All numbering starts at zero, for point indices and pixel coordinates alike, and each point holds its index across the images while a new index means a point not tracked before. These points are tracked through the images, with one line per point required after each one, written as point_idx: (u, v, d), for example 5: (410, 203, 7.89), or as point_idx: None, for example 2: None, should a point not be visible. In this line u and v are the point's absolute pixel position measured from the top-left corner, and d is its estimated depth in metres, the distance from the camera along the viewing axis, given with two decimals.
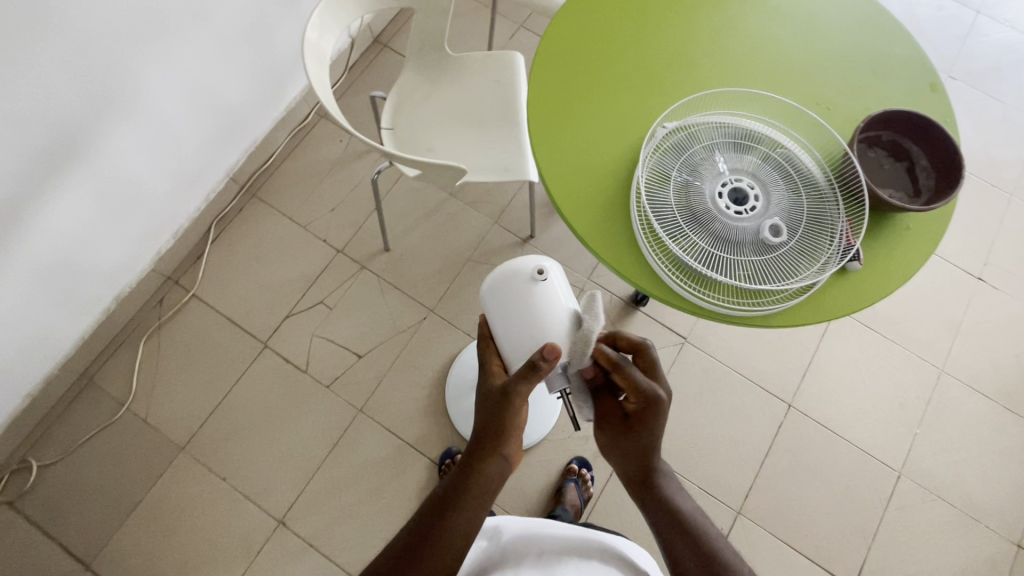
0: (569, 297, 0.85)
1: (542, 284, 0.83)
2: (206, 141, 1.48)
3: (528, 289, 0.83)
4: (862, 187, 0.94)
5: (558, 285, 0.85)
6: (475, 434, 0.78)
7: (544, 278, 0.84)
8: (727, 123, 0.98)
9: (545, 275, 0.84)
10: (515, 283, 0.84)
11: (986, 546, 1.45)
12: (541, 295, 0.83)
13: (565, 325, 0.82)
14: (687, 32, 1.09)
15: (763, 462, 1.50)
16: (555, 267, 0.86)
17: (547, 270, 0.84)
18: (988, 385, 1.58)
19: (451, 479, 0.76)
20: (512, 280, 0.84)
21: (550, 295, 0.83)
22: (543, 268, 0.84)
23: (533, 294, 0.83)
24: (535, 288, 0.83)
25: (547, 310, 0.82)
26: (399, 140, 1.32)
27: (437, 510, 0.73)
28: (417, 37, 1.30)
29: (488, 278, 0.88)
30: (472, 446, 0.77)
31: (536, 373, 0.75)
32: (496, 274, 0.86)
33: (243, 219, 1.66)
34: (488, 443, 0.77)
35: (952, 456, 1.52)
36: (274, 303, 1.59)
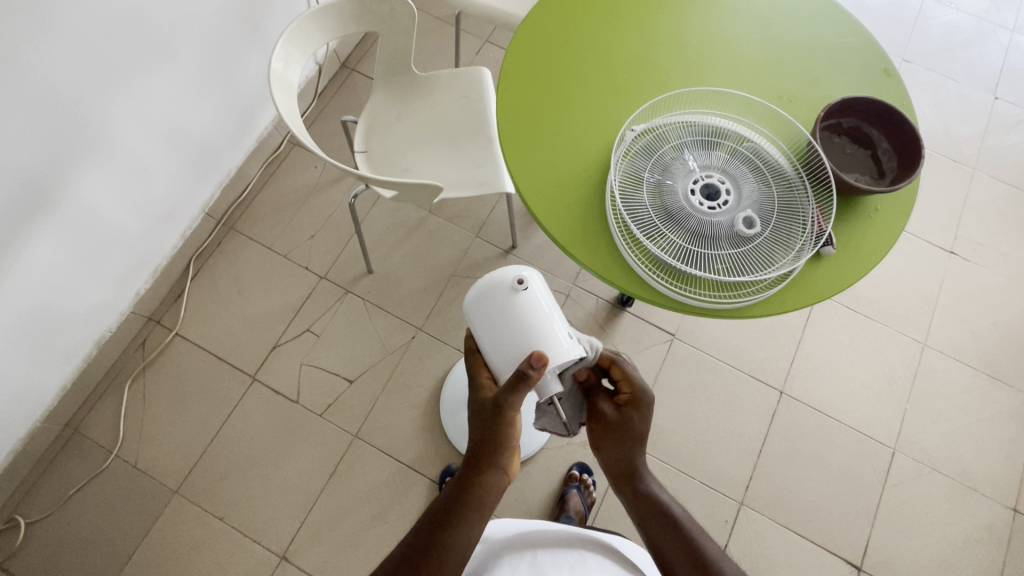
0: (551, 303, 0.85)
1: (522, 293, 0.84)
2: (178, 178, 1.47)
3: (510, 300, 0.84)
4: (828, 173, 0.96)
5: (539, 293, 0.85)
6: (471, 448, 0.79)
7: (524, 287, 0.84)
8: (694, 121, 1.00)
9: (525, 284, 0.84)
10: (497, 296, 0.84)
11: (983, 513, 1.48)
12: (524, 304, 0.83)
13: (550, 331, 0.82)
14: (647, 36, 1.12)
15: (761, 451, 1.52)
16: (535, 275, 0.86)
17: (527, 279, 0.84)
18: (970, 355, 1.61)
19: (448, 493, 0.76)
20: (493, 293, 0.85)
21: (532, 303, 0.84)
22: (523, 278, 0.84)
23: (514, 304, 0.83)
24: (517, 298, 0.84)
25: (530, 318, 0.83)
26: (374, 161, 1.32)
27: (435, 523, 0.72)
28: (383, 59, 1.31)
29: (469, 292, 0.88)
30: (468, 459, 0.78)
31: (525, 382, 0.75)
32: (477, 288, 0.87)
33: (222, 253, 1.65)
34: (484, 455, 0.77)
35: (943, 427, 1.55)
36: (261, 335, 1.58)
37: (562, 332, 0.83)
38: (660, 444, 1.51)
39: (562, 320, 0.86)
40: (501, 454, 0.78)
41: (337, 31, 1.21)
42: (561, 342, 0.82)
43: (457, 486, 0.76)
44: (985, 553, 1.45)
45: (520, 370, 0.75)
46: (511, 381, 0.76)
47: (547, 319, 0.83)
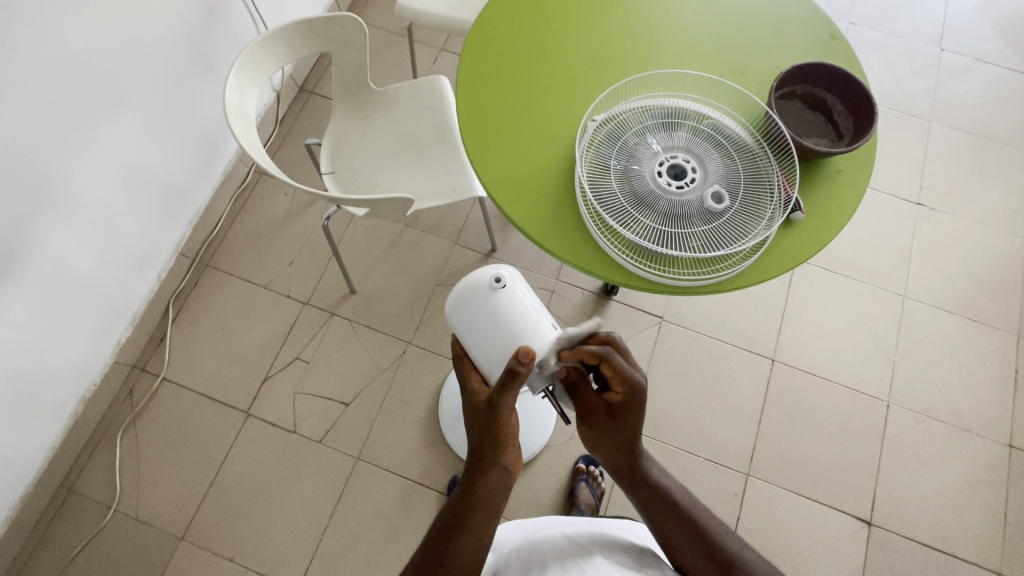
0: (530, 296, 0.88)
1: (502, 290, 0.86)
2: (145, 220, 1.44)
3: (490, 300, 0.86)
4: (787, 141, 0.99)
5: (517, 289, 0.87)
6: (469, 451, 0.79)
7: (503, 284, 0.86)
8: (652, 105, 1.02)
9: (502, 282, 0.86)
10: (478, 296, 0.86)
11: (981, 452, 1.51)
12: (503, 301, 0.86)
13: (533, 323, 0.85)
14: (597, 28, 1.13)
15: (761, 419, 1.53)
16: (512, 272, 0.89)
17: (504, 276, 0.86)
18: (949, 301, 1.65)
19: (455, 501, 0.75)
20: (472, 293, 0.87)
21: (512, 299, 0.86)
22: (500, 275, 0.86)
23: (495, 302, 0.85)
24: (496, 296, 0.86)
25: (512, 314, 0.85)
26: (343, 181, 1.32)
27: (446, 533, 0.72)
28: (340, 78, 1.30)
29: (449, 297, 0.89)
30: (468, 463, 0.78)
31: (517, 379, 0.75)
32: (456, 291, 0.88)
33: (200, 292, 1.63)
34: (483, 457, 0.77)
35: (932, 374, 1.58)
36: (250, 368, 1.56)
37: (545, 322, 0.85)
38: (662, 427, 1.52)
39: (543, 310, 0.88)
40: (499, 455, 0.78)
41: (289, 54, 1.19)
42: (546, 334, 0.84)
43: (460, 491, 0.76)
44: (988, 492, 1.48)
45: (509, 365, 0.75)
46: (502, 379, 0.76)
47: (529, 311, 0.85)
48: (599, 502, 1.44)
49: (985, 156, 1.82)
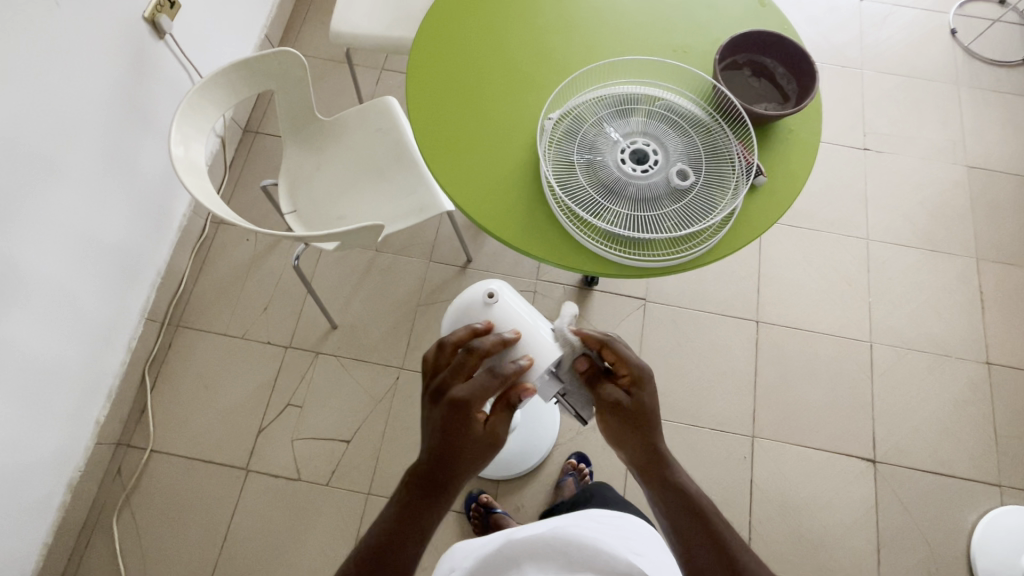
0: (524, 306, 0.89)
1: (495, 304, 0.88)
2: (104, 289, 1.38)
3: (486, 314, 0.88)
4: (739, 110, 1.01)
5: (510, 301, 0.89)
6: (428, 462, 0.76)
7: (496, 299, 0.88)
8: (604, 95, 1.03)
9: (495, 296, 0.89)
10: (473, 312, 0.90)
11: (963, 375, 1.58)
12: (497, 314, 0.87)
13: (531, 331, 0.84)
14: (537, 27, 1.13)
15: (756, 381, 1.57)
16: (503, 285, 0.91)
17: (496, 292, 0.89)
18: (909, 236, 1.73)
19: (403, 507, 0.76)
20: (469, 311, 0.91)
21: (505, 310, 0.87)
22: (493, 291, 0.89)
23: (491, 316, 0.88)
24: (490, 310, 0.88)
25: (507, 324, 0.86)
26: (306, 218, 1.29)
27: (393, 536, 0.74)
28: (286, 113, 1.27)
29: (448, 315, 0.95)
30: (426, 474, 0.76)
31: (515, 398, 0.79)
32: (455, 310, 0.93)
33: (175, 354, 1.57)
34: (444, 477, 0.76)
35: (906, 308, 1.65)
36: (242, 423, 1.51)
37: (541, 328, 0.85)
38: (664, 406, 1.54)
39: (542, 318, 0.88)
40: (460, 478, 0.77)
41: (230, 98, 1.15)
42: (550, 340, 0.84)
43: (412, 494, 0.77)
44: (976, 411, 1.55)
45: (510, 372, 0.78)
46: (497, 388, 0.77)
47: (525, 317, 0.86)
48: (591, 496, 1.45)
49: (917, 95, 1.91)
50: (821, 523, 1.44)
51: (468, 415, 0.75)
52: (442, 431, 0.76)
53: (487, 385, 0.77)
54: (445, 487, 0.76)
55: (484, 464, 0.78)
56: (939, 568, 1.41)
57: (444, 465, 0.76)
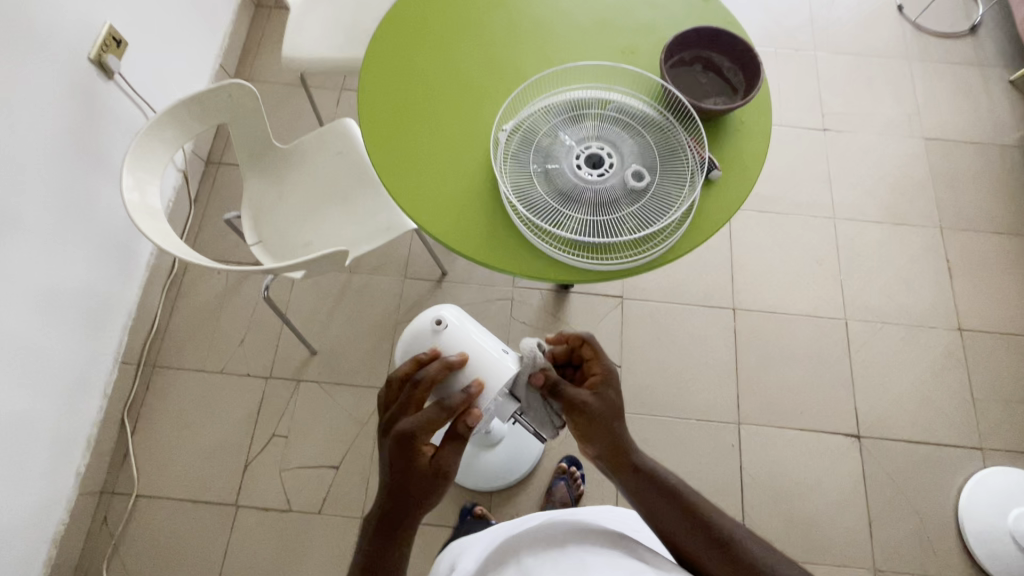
0: (472, 329, 0.90)
1: (443, 330, 0.89)
2: (72, 338, 1.35)
3: (435, 341, 0.90)
4: (688, 107, 1.02)
5: (458, 325, 0.90)
6: (385, 500, 0.78)
7: (444, 325, 0.89)
8: (555, 103, 1.03)
9: (443, 322, 0.90)
10: (422, 340, 0.91)
11: (938, 343, 1.61)
12: (445, 340, 0.89)
13: (483, 355, 0.86)
14: (484, 40, 1.14)
15: (737, 368, 1.58)
16: (452, 312, 0.92)
17: (444, 318, 0.90)
18: (874, 211, 1.76)
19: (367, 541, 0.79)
20: (420, 338, 0.92)
21: (454, 334, 0.88)
22: (439, 317, 0.90)
23: (439, 343, 0.89)
24: (439, 336, 0.89)
25: (459, 347, 0.87)
26: (272, 248, 1.28)
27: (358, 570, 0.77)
28: (242, 145, 1.26)
29: (401, 339, 0.96)
30: (384, 510, 0.77)
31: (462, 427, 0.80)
32: (407, 337, 0.94)
33: (154, 395, 1.54)
34: (401, 511, 0.77)
35: (876, 282, 1.67)
36: (227, 459, 1.49)
37: (491, 349, 0.86)
38: (649, 401, 1.55)
39: (493, 341, 0.89)
40: (419, 510, 0.78)
41: (183, 135, 1.14)
42: (501, 363, 0.85)
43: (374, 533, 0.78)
44: (953, 377, 1.57)
45: (455, 403, 0.78)
46: (444, 420, 0.77)
47: (474, 341, 0.87)
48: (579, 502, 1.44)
49: (870, 73, 1.95)
50: (812, 503, 1.46)
51: (416, 450, 0.76)
52: (393, 466, 0.77)
53: (433, 419, 0.77)
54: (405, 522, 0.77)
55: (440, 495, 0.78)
56: (931, 536, 1.43)
57: (399, 500, 0.77)
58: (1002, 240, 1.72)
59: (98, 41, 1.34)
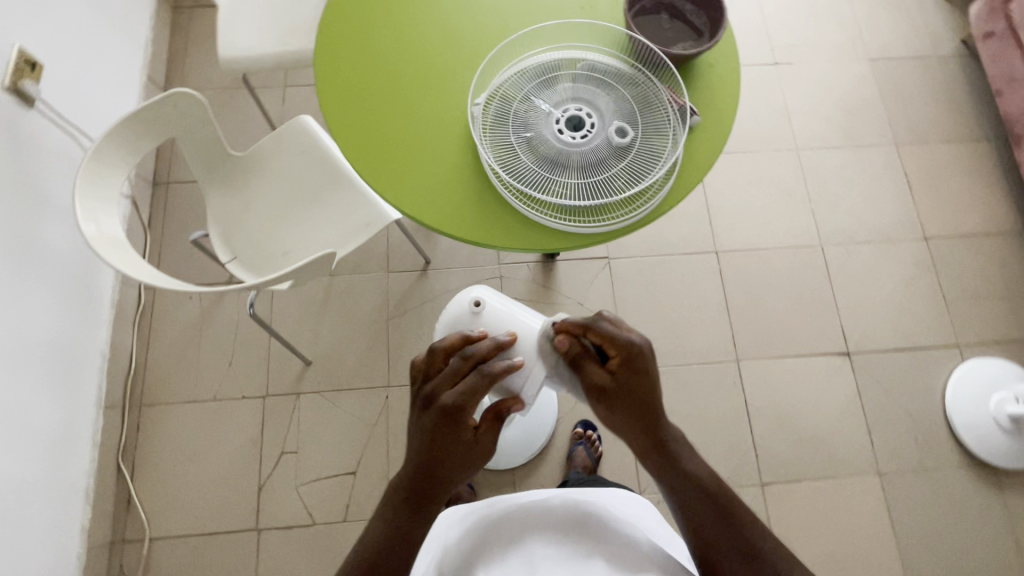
0: (510, 306, 0.89)
1: (483, 312, 0.88)
2: (48, 392, 1.26)
3: (476, 323, 0.88)
4: (660, 56, 1.01)
5: (496, 305, 0.89)
6: (416, 473, 0.76)
7: (483, 307, 0.88)
8: (525, 68, 1.00)
9: (481, 304, 0.88)
10: (461, 323, 0.89)
11: (907, 255, 1.69)
12: (485, 320, 0.88)
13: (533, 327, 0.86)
14: (438, 13, 1.09)
15: (728, 309, 1.63)
16: (486, 291, 0.91)
17: (481, 298, 0.88)
18: (834, 137, 1.81)
19: (388, 518, 0.75)
20: (458, 324, 0.89)
21: (494, 314, 0.88)
22: (479, 299, 0.89)
23: (482, 324, 0.87)
24: (480, 317, 0.88)
25: (504, 326, 0.87)
26: (250, 262, 1.22)
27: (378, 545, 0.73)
28: (196, 158, 1.18)
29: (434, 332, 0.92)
30: (411, 483, 0.76)
31: (502, 406, 0.79)
32: (442, 326, 0.91)
33: (147, 434, 1.47)
34: (431, 484, 0.76)
35: (845, 205, 1.74)
36: (239, 486, 1.44)
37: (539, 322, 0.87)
38: None
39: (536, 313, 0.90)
40: (447, 487, 0.77)
41: (134, 156, 1.06)
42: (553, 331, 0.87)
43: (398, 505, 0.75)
44: (924, 284, 1.66)
45: (500, 372, 0.75)
46: (487, 391, 0.76)
47: (518, 317, 0.87)
48: (599, 464, 1.47)
49: (811, 0, 1.97)
50: (815, 422, 1.53)
51: (458, 421, 0.75)
52: (433, 437, 0.75)
53: (477, 388, 0.75)
54: (432, 498, 0.76)
55: (469, 471, 0.78)
56: (925, 433, 1.53)
57: (430, 474, 0.76)
58: (952, 147, 1.80)
59: (11, 67, 1.19)
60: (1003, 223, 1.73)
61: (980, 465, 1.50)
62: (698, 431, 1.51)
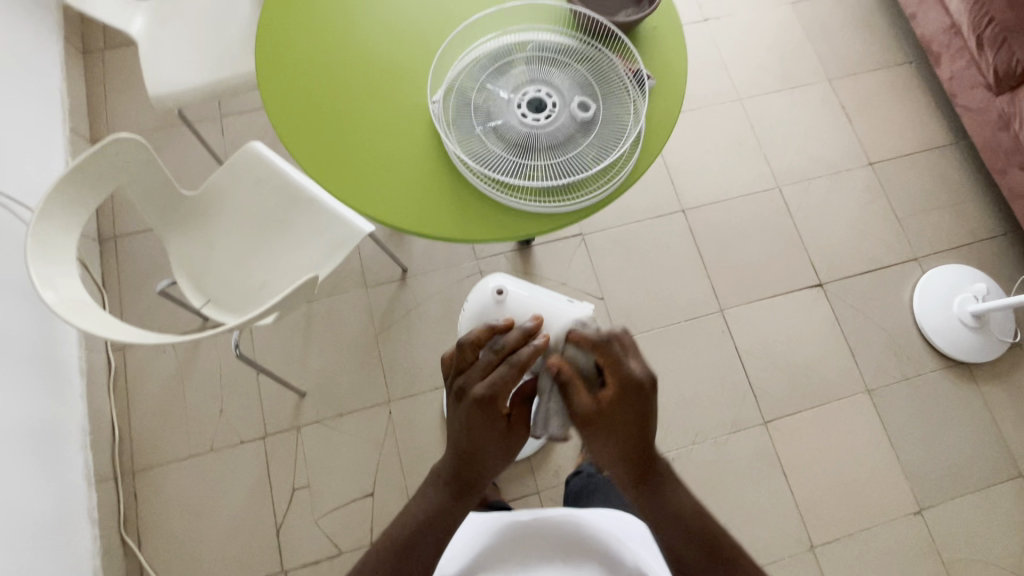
0: (530, 292, 0.97)
1: (506, 299, 0.96)
2: (33, 477, 1.17)
3: (501, 311, 0.96)
4: (608, 27, 1.02)
5: (515, 292, 0.97)
6: (456, 461, 0.80)
7: (505, 294, 0.96)
8: (477, 58, 1.00)
9: (503, 292, 0.97)
10: (488, 311, 0.97)
11: (857, 182, 1.78)
12: (508, 307, 0.96)
13: (553, 309, 0.94)
14: (376, 16, 1.06)
15: (704, 262, 1.68)
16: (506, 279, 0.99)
17: (503, 287, 0.97)
18: (771, 82, 1.88)
19: (431, 501, 0.80)
20: (484, 312, 0.98)
21: (515, 301, 0.96)
22: (501, 287, 0.97)
23: (506, 311, 0.96)
24: (503, 304, 0.96)
25: (527, 309, 0.95)
26: (226, 302, 1.17)
27: (419, 527, 0.78)
28: (148, 205, 1.12)
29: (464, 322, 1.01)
30: (453, 470, 0.80)
31: (526, 389, 0.86)
32: (470, 315, 1.00)
33: (146, 500, 1.40)
34: (471, 470, 0.80)
35: (793, 145, 1.81)
36: (256, 531, 1.40)
37: (558, 303, 0.95)
38: (640, 319, 1.61)
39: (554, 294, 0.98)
40: (485, 471, 0.81)
41: (82, 212, 0.99)
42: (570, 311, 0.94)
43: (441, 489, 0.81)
44: (877, 206, 1.76)
45: (530, 362, 0.76)
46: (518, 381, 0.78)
47: (539, 301, 0.95)
48: None
49: None
50: (803, 354, 1.60)
51: (492, 410, 0.77)
52: (470, 429, 0.78)
53: (508, 379, 0.77)
54: (472, 483, 0.81)
55: (507, 457, 0.81)
56: (903, 344, 1.63)
57: (468, 461, 0.80)
58: (881, 75, 1.90)
59: None
60: (937, 139, 1.84)
61: (954, 365, 1.61)
62: (698, 384, 1.56)
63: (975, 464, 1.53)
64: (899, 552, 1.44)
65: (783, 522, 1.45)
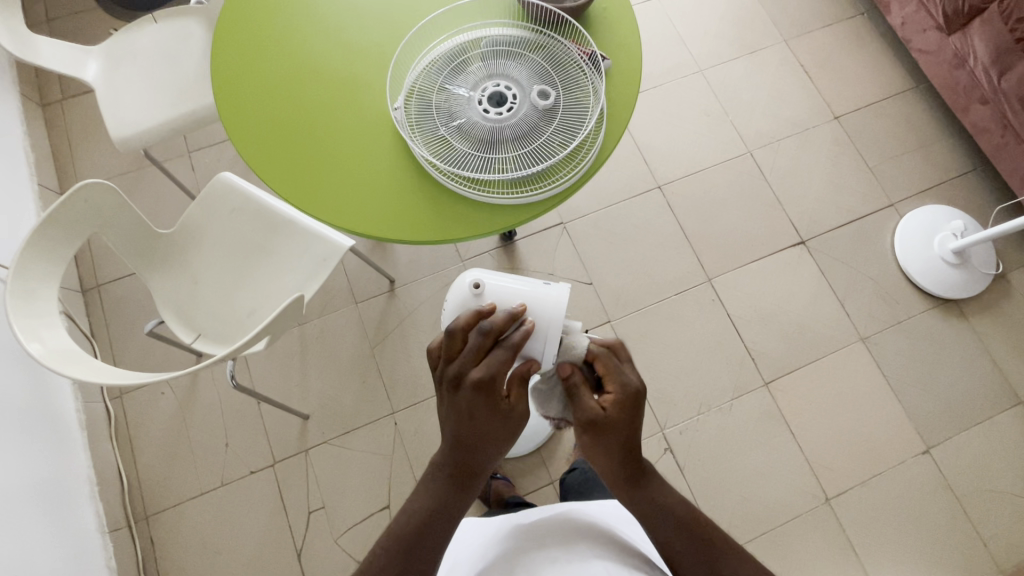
0: (507, 281, 0.88)
1: (484, 293, 0.87)
2: (48, 537, 1.17)
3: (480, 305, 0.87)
4: (557, 14, 1.03)
5: (492, 283, 0.88)
6: (455, 452, 0.79)
7: (482, 287, 0.87)
8: (433, 61, 1.00)
9: (479, 285, 0.87)
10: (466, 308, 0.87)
11: (825, 137, 1.80)
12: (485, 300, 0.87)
13: (530, 293, 0.85)
14: (329, 33, 1.07)
15: (687, 235, 1.69)
16: (480, 271, 0.90)
17: (479, 279, 0.88)
18: (729, 50, 1.89)
19: (433, 493, 0.80)
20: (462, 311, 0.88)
21: (492, 293, 0.87)
22: (478, 281, 0.88)
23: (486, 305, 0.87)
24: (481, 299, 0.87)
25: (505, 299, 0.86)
26: (216, 334, 1.17)
27: (423, 520, 0.78)
28: (125, 248, 1.13)
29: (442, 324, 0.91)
30: (453, 462, 0.80)
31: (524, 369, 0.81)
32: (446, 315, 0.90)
33: (163, 543, 1.40)
34: (469, 458, 0.79)
35: (759, 108, 1.83)
36: (277, 558, 1.40)
37: (535, 287, 0.86)
38: (631, 298, 1.62)
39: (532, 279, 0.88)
40: (484, 457, 0.80)
41: (59, 265, 0.99)
42: (549, 294, 0.85)
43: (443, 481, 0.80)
44: (849, 158, 1.78)
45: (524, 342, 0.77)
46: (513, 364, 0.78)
47: (518, 288, 0.86)
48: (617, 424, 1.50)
49: None
50: (794, 312, 1.62)
51: (490, 395, 0.76)
52: (468, 416, 0.77)
53: (505, 362, 0.77)
54: (473, 470, 0.80)
55: (506, 442, 0.80)
56: (891, 290, 1.65)
57: (468, 451, 0.79)
58: (835, 30, 1.92)
59: None
60: (898, 84, 1.86)
61: (943, 303, 1.64)
62: (696, 355, 1.58)
63: (975, 397, 1.55)
64: (913, 493, 1.46)
65: (796, 479, 1.47)
